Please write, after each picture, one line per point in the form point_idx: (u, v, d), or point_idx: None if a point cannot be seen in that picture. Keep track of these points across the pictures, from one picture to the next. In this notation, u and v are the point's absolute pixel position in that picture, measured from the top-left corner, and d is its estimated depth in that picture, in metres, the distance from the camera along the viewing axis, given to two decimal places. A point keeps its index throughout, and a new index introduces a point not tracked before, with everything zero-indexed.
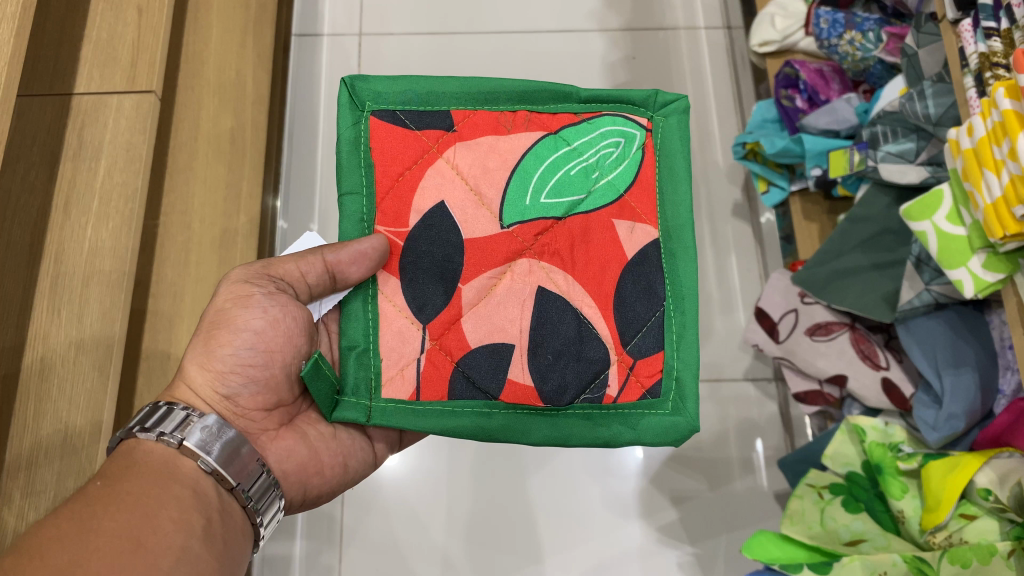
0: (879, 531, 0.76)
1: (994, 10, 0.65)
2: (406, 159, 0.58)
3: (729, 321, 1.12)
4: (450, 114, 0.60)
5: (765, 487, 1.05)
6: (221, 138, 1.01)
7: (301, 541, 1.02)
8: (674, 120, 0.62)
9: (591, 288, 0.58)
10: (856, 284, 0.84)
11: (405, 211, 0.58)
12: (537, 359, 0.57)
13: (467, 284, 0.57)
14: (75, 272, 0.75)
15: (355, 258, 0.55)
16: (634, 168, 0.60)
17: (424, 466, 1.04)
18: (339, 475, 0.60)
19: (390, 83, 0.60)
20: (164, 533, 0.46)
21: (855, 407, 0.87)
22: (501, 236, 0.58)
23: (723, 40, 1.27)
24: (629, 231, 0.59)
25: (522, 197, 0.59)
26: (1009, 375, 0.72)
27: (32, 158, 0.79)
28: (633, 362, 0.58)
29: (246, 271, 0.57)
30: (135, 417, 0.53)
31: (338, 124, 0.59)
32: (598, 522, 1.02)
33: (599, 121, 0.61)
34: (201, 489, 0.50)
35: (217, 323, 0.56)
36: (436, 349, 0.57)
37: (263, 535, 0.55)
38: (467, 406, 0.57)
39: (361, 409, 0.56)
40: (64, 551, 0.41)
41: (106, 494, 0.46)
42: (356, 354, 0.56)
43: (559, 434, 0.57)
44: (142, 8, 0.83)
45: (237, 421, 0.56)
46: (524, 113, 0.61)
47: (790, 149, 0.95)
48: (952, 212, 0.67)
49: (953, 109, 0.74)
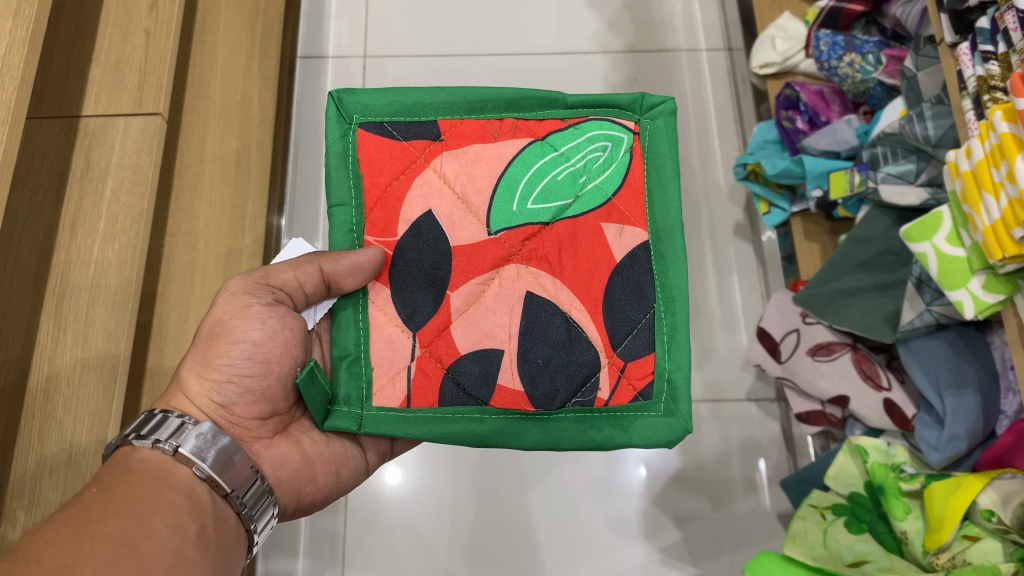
0: (882, 552, 0.76)
1: (991, 34, 0.65)
2: (393, 170, 0.59)
3: (731, 341, 1.12)
4: (436, 124, 0.60)
5: (767, 507, 1.04)
6: (226, 159, 1.02)
7: (303, 560, 1.02)
8: (662, 122, 0.62)
9: (579, 291, 0.58)
10: (856, 305, 0.84)
11: (393, 222, 0.59)
12: (526, 365, 0.57)
13: (455, 292, 0.58)
14: (80, 293, 0.76)
15: (351, 270, 0.56)
16: (621, 171, 0.60)
17: (428, 485, 1.04)
18: (332, 483, 0.61)
19: (376, 95, 0.61)
20: (158, 537, 0.46)
21: (858, 426, 0.88)
22: (489, 243, 0.59)
23: (723, 62, 1.28)
24: (617, 234, 0.59)
25: (508, 204, 0.59)
26: (1010, 397, 0.72)
27: (39, 179, 0.79)
28: (624, 364, 0.58)
29: (243, 282, 0.58)
30: (130, 425, 0.53)
31: (325, 138, 0.60)
32: (599, 543, 1.02)
33: (585, 125, 0.61)
34: (196, 495, 0.50)
35: (216, 334, 0.57)
36: (427, 357, 0.58)
37: (257, 541, 0.55)
38: (458, 412, 0.57)
39: (352, 418, 0.56)
40: (60, 554, 0.42)
41: (102, 500, 0.46)
42: (347, 363, 0.57)
43: (551, 439, 0.57)
44: (150, 31, 0.84)
45: (232, 429, 0.57)
46: (510, 121, 0.61)
47: (791, 169, 0.96)
48: (952, 234, 0.67)
49: (952, 130, 0.74)
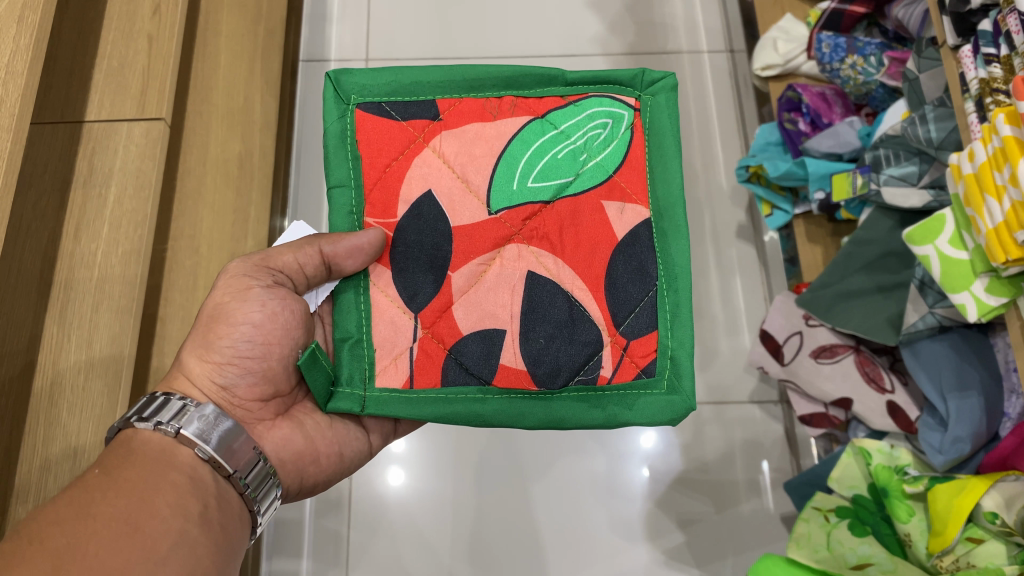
0: (887, 555, 0.75)
1: (994, 36, 0.65)
2: (392, 150, 0.59)
3: (734, 342, 1.12)
4: (435, 104, 0.61)
5: (770, 509, 1.04)
6: (229, 163, 1.02)
7: (307, 560, 1.02)
8: (663, 98, 0.62)
9: (581, 270, 0.58)
10: (859, 308, 0.84)
11: (392, 202, 0.59)
12: (528, 344, 0.57)
13: (456, 272, 0.58)
14: (84, 298, 0.76)
15: (350, 252, 0.56)
16: (622, 148, 0.61)
17: (432, 487, 1.05)
18: (336, 464, 0.61)
19: (373, 75, 0.61)
20: (161, 517, 0.46)
21: (861, 429, 0.88)
22: (489, 223, 0.59)
23: (726, 63, 1.28)
24: (619, 211, 0.59)
25: (508, 182, 0.59)
26: (1014, 400, 0.72)
27: (43, 184, 0.79)
28: (626, 343, 0.58)
29: (243, 265, 0.58)
30: (133, 408, 0.54)
31: (323, 119, 0.60)
32: (603, 547, 1.02)
33: (585, 103, 0.61)
34: (197, 477, 0.51)
35: (216, 317, 0.57)
36: (429, 338, 0.58)
37: (261, 523, 0.55)
38: (461, 392, 0.57)
39: (355, 399, 0.56)
40: (63, 533, 0.42)
41: (104, 481, 0.47)
42: (349, 345, 0.57)
43: (554, 417, 0.57)
44: (153, 36, 0.85)
45: (233, 411, 0.57)
46: (510, 99, 0.61)
47: (793, 172, 0.96)
48: (953, 236, 0.67)
49: (954, 133, 0.74)
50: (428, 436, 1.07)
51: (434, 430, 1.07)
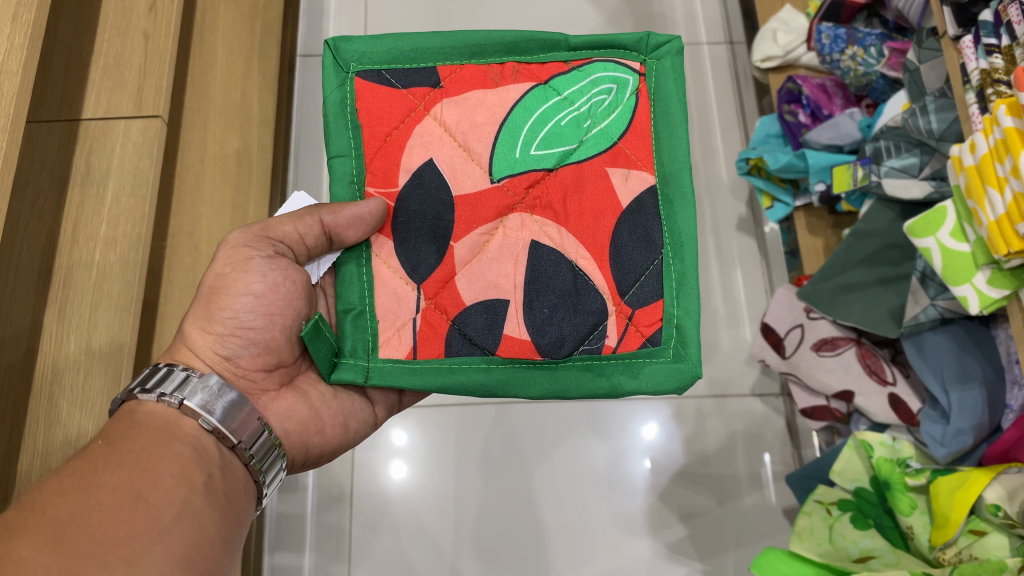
0: (888, 547, 0.76)
1: (995, 27, 0.65)
2: (393, 119, 0.59)
3: (735, 336, 1.12)
4: (435, 71, 0.60)
5: (772, 502, 1.04)
6: (227, 159, 1.01)
7: (310, 554, 1.03)
8: (668, 62, 0.61)
9: (585, 240, 0.58)
10: (860, 299, 0.84)
11: (393, 172, 0.58)
12: (532, 314, 0.57)
13: (458, 243, 0.58)
14: (83, 296, 0.76)
15: (353, 222, 0.56)
16: (627, 114, 0.60)
17: (433, 480, 1.05)
18: (340, 436, 0.61)
19: (372, 42, 0.60)
20: (164, 487, 0.46)
21: (862, 422, 0.87)
22: (490, 192, 0.58)
23: (725, 55, 1.28)
24: (624, 178, 0.59)
25: (511, 150, 0.59)
26: (1015, 391, 0.72)
27: (40, 183, 0.79)
28: (631, 312, 0.58)
29: (244, 235, 0.58)
30: (136, 379, 0.53)
31: (324, 87, 0.59)
32: (606, 541, 1.02)
33: (590, 67, 0.61)
34: (201, 447, 0.50)
35: (217, 288, 0.56)
36: (432, 309, 0.58)
37: (267, 493, 0.55)
38: (465, 362, 0.57)
39: (359, 370, 0.56)
40: (65, 504, 0.42)
41: (107, 452, 0.46)
42: (352, 317, 0.57)
43: (558, 386, 0.57)
44: (148, 32, 0.84)
45: (237, 381, 0.56)
46: (512, 65, 0.61)
47: (793, 164, 0.95)
48: (955, 229, 0.67)
49: (955, 124, 0.74)
50: (429, 430, 1.07)
51: (436, 424, 1.07)
